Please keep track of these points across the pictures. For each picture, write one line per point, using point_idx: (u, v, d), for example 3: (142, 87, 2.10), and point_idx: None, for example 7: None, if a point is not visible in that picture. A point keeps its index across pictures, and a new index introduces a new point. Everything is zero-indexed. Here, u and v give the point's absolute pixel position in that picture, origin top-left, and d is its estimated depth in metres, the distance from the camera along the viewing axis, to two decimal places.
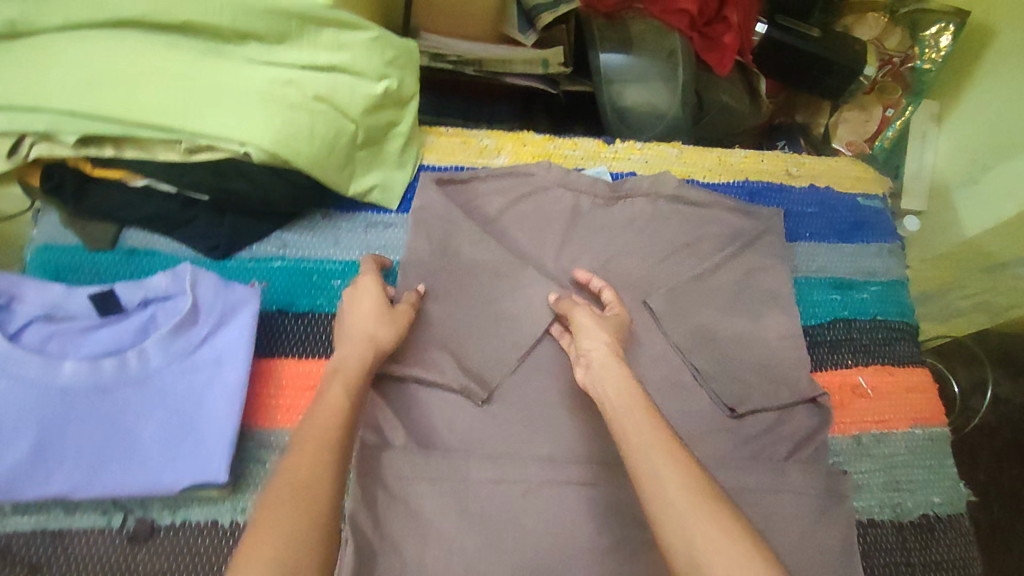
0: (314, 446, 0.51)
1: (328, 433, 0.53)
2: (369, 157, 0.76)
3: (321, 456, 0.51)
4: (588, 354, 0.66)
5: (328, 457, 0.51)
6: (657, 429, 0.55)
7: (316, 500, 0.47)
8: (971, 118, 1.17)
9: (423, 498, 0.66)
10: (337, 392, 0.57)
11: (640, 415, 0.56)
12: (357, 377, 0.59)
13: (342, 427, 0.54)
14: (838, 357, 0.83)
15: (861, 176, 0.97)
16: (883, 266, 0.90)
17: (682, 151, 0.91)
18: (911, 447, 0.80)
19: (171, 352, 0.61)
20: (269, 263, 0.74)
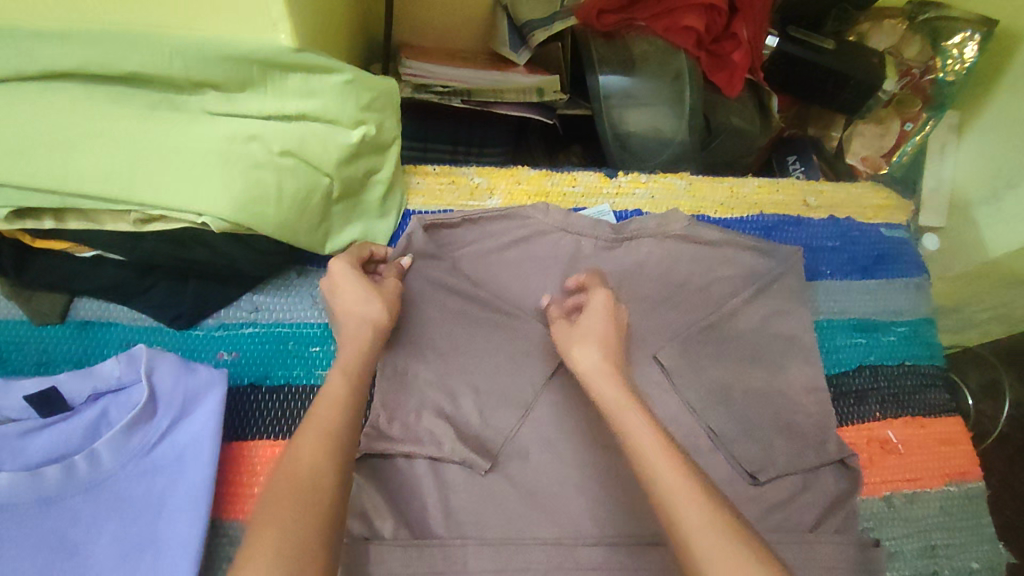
0: (317, 436, 0.50)
1: (318, 462, 0.48)
2: (347, 209, 0.68)
3: (306, 494, 0.46)
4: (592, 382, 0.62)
5: (331, 450, 0.49)
6: (661, 445, 0.56)
7: (316, 499, 0.46)
8: (993, 130, 1.10)
9: None
10: (326, 407, 0.52)
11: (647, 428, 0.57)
12: (354, 361, 0.56)
13: (345, 415, 0.52)
14: (865, 409, 0.76)
15: (884, 205, 0.89)
16: (908, 304, 0.84)
17: (690, 183, 0.84)
18: (946, 507, 0.74)
19: (126, 452, 0.54)
20: (240, 330, 0.67)
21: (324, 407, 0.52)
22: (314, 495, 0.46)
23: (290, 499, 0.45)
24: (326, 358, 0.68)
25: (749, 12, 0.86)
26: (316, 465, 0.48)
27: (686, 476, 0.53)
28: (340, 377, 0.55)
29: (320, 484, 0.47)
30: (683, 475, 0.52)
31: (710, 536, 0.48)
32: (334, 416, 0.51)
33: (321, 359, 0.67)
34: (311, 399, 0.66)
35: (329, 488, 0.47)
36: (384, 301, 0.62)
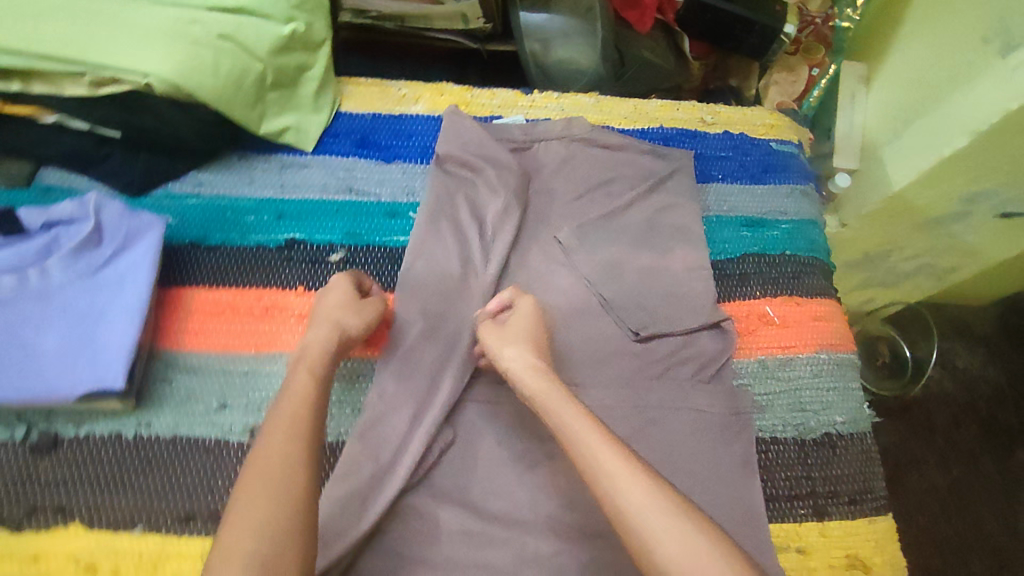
0: (288, 422, 0.56)
1: (287, 455, 0.54)
2: (281, 99, 0.79)
3: (278, 479, 0.53)
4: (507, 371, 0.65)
5: (303, 435, 0.56)
6: (617, 452, 0.54)
7: (294, 479, 0.53)
8: (893, 78, 1.22)
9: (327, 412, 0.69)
10: (292, 400, 0.58)
11: (597, 437, 0.55)
12: (320, 360, 0.62)
13: (314, 406, 0.59)
14: (747, 288, 0.85)
15: (775, 124, 0.99)
16: (794, 206, 0.93)
17: (598, 101, 0.94)
18: (816, 370, 0.82)
19: (75, 271, 0.64)
20: (185, 201, 0.77)
21: (291, 400, 0.58)
22: (285, 478, 0.53)
23: (265, 492, 0.52)
24: (259, 225, 0.78)
25: None
26: (284, 455, 0.54)
27: (629, 462, 0.53)
28: (305, 373, 0.61)
29: (289, 468, 0.53)
30: (621, 454, 0.54)
31: (649, 504, 0.50)
32: (302, 407, 0.58)
33: (255, 226, 0.78)
34: (243, 257, 0.76)
35: (302, 473, 0.54)
36: (361, 319, 0.67)
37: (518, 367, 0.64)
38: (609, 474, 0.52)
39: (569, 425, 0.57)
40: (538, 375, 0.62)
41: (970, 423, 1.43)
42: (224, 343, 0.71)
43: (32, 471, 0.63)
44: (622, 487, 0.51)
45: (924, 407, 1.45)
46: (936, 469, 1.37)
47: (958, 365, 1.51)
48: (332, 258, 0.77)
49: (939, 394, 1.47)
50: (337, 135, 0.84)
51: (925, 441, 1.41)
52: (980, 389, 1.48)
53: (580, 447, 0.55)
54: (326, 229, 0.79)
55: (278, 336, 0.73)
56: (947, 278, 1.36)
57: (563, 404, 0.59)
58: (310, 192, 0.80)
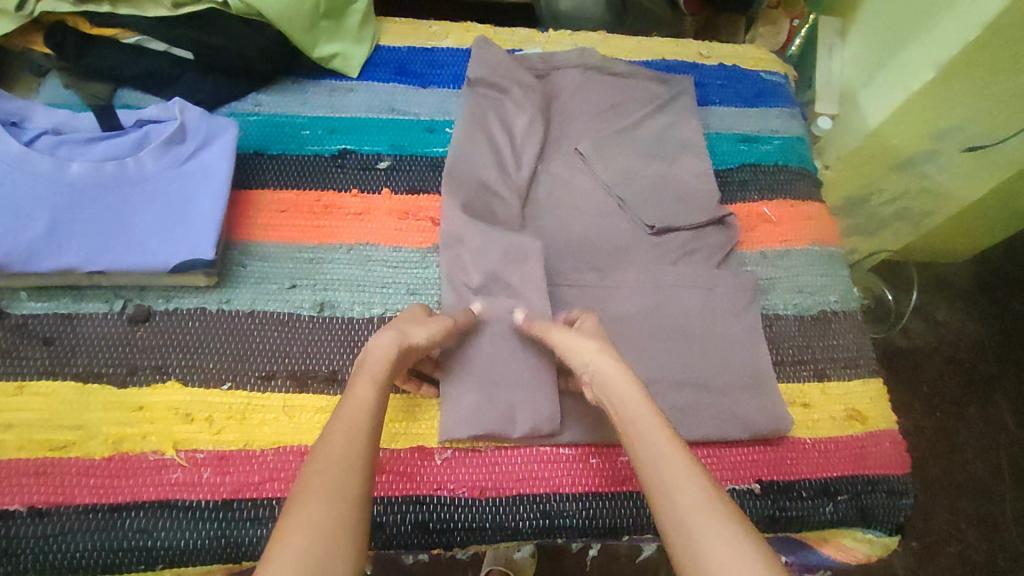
0: (347, 428, 0.57)
1: (343, 455, 0.54)
2: (332, 28, 0.89)
3: (335, 477, 0.52)
4: (585, 371, 0.67)
5: (360, 440, 0.56)
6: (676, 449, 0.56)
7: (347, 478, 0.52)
8: (865, 29, 1.34)
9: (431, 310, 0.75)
10: (354, 407, 0.59)
11: (659, 434, 0.57)
12: (384, 372, 0.63)
13: (373, 416, 0.59)
14: (746, 192, 0.96)
15: (763, 58, 1.10)
16: (784, 126, 1.04)
17: (606, 37, 1.05)
18: (810, 259, 0.92)
19: (164, 162, 0.73)
20: (248, 117, 0.87)
21: (354, 407, 0.59)
22: (347, 476, 0.53)
23: (328, 484, 0.51)
24: (313, 138, 0.87)
25: None
26: (345, 454, 0.54)
27: (686, 461, 0.55)
28: (370, 379, 0.62)
29: (349, 466, 0.54)
30: (677, 451, 0.55)
31: (698, 504, 0.51)
32: (362, 415, 0.58)
33: (310, 139, 0.87)
34: (301, 164, 0.85)
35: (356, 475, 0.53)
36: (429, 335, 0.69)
37: (597, 364, 0.66)
38: (667, 473, 0.54)
39: (639, 429, 0.58)
40: (621, 378, 0.64)
41: (954, 373, 1.54)
42: (291, 235, 0.80)
43: (130, 337, 0.71)
44: (675, 487, 0.53)
45: (911, 358, 1.56)
46: (921, 414, 1.49)
47: (940, 320, 1.62)
48: (380, 165, 0.87)
49: (925, 346, 1.58)
50: (378, 64, 0.94)
51: (912, 389, 1.52)
52: (961, 341, 1.59)
53: (638, 443, 0.57)
54: (373, 141, 0.88)
55: (337, 230, 0.82)
56: (922, 223, 1.47)
57: (638, 410, 0.60)
58: (357, 111, 0.90)
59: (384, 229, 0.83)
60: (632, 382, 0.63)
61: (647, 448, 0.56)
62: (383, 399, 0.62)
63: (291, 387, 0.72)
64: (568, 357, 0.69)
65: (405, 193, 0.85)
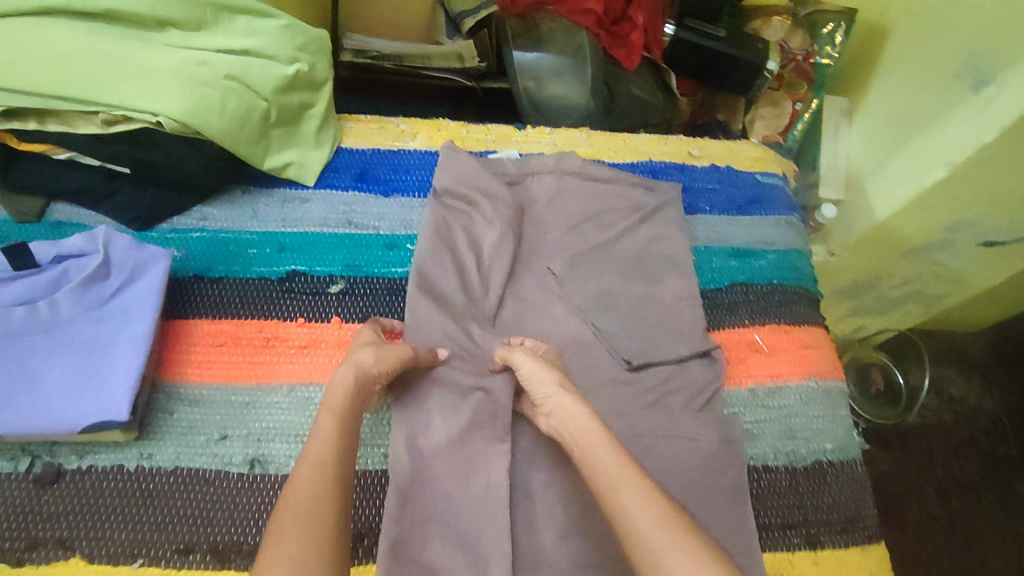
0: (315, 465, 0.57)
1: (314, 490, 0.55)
2: (285, 135, 0.82)
3: (306, 514, 0.54)
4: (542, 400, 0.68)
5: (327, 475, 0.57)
6: (626, 466, 0.58)
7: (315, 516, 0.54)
8: (874, 111, 1.26)
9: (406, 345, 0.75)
10: (318, 442, 0.60)
11: (609, 452, 0.60)
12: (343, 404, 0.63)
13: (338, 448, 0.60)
14: (736, 316, 0.87)
15: (760, 157, 1.03)
16: (780, 236, 0.96)
17: (589, 135, 0.98)
18: (805, 399, 0.83)
19: (81, 305, 0.66)
20: (190, 234, 0.79)
21: (316, 442, 0.59)
22: (315, 508, 0.54)
23: (300, 521, 0.53)
24: (261, 258, 0.80)
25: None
26: (312, 491, 0.55)
27: (639, 480, 0.57)
28: (331, 416, 0.62)
29: (319, 505, 0.55)
30: (626, 467, 0.58)
31: (660, 527, 0.52)
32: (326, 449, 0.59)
33: (257, 259, 0.79)
34: (244, 289, 0.77)
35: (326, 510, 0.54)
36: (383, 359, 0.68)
37: (557, 399, 0.67)
38: (628, 506, 0.55)
39: (602, 464, 0.59)
40: (575, 413, 0.65)
41: (970, 456, 1.44)
42: (227, 373, 0.73)
43: (34, 503, 0.64)
44: (629, 510, 0.54)
45: (926, 440, 1.45)
46: (934, 502, 1.37)
47: (954, 396, 1.52)
48: (332, 289, 0.79)
49: (938, 427, 1.47)
50: (339, 169, 0.87)
51: (925, 474, 1.41)
52: (977, 420, 1.48)
53: (594, 464, 0.59)
54: (326, 261, 0.81)
55: (278, 367, 0.74)
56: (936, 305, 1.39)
57: (597, 444, 0.61)
58: (311, 225, 0.83)
59: (329, 366, 0.75)
60: (591, 419, 0.64)
61: (607, 482, 0.57)
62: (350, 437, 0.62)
63: (209, 564, 0.63)
64: (528, 385, 0.70)
65: (357, 322, 0.78)
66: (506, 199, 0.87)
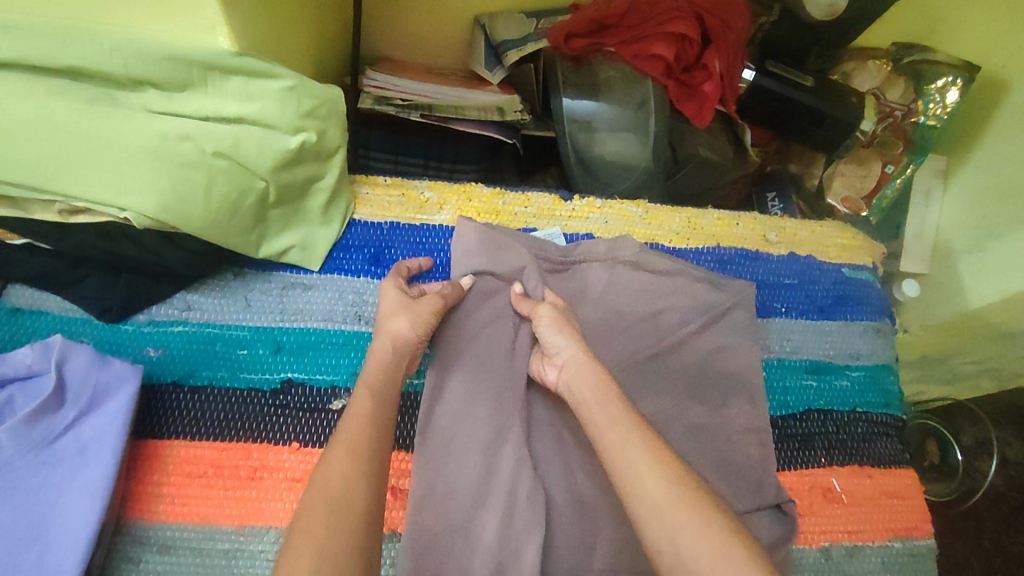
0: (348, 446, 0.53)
1: (346, 482, 0.50)
2: (286, 215, 0.69)
3: (339, 507, 0.49)
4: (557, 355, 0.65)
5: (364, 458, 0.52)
6: (632, 426, 0.55)
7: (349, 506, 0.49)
8: (979, 175, 1.07)
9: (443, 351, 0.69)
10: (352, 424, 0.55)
11: (614, 412, 0.57)
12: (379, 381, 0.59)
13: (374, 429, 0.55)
14: (810, 454, 0.73)
15: (848, 244, 0.87)
16: (867, 347, 0.80)
17: (647, 211, 0.83)
18: (887, 564, 0.70)
19: (26, 442, 0.54)
20: (171, 329, 0.67)
21: (350, 422, 0.55)
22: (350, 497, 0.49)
23: (326, 511, 0.48)
24: (252, 361, 0.67)
25: (720, 44, 0.86)
26: (344, 475, 0.51)
27: (647, 442, 0.53)
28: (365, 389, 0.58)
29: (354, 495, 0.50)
30: (630, 425, 0.55)
31: (671, 493, 0.49)
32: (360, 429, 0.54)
33: (248, 363, 0.67)
34: (230, 402, 0.65)
35: (360, 494, 0.50)
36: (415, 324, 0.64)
37: (573, 355, 0.63)
38: (636, 467, 0.51)
39: (616, 434, 0.54)
40: (590, 373, 0.61)
41: None
42: (204, 512, 0.61)
43: None
44: (638, 475, 0.51)
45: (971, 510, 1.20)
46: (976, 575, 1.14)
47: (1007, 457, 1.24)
48: (333, 406, 0.66)
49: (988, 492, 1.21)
50: (349, 249, 0.74)
51: (967, 542, 1.18)
52: None
53: (598, 433, 0.56)
54: (329, 367, 0.68)
55: (264, 507, 0.61)
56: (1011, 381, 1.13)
57: (610, 413, 0.56)
58: (313, 320, 0.70)
59: None
60: (600, 382, 0.60)
61: (614, 446, 0.54)
62: (391, 453, 0.55)
63: None
64: (543, 336, 0.66)
65: None
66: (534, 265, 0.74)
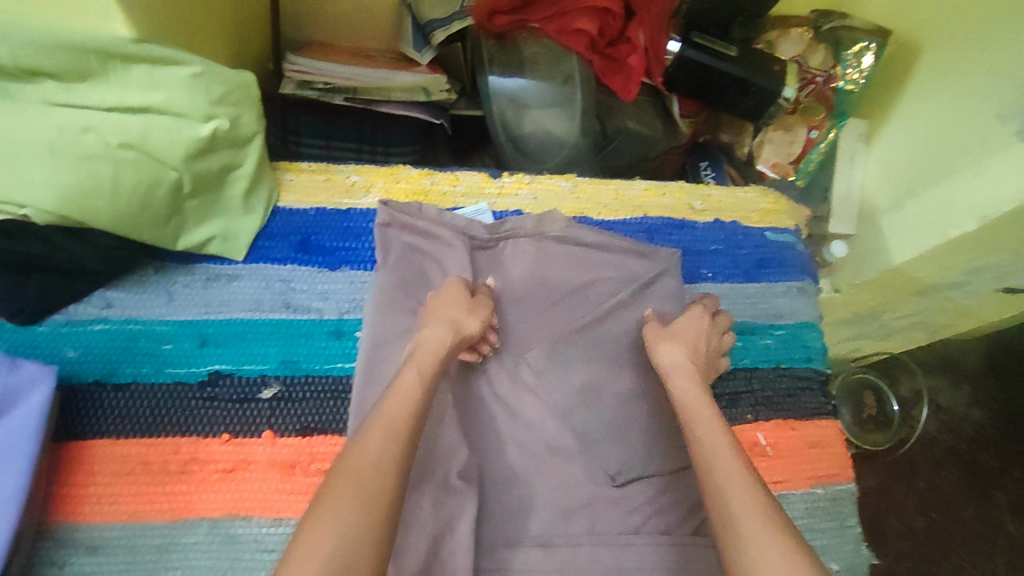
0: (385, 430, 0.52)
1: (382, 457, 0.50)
2: (204, 206, 0.67)
3: (368, 492, 0.48)
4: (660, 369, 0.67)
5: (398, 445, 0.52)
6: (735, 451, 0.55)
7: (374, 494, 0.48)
8: (898, 138, 1.11)
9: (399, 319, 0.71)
10: (396, 407, 0.54)
11: (719, 433, 0.58)
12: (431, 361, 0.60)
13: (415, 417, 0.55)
14: (737, 411, 0.76)
15: (771, 209, 0.90)
16: (789, 307, 0.84)
17: (575, 185, 0.84)
18: (811, 510, 0.74)
19: None
20: (89, 328, 0.66)
21: (396, 404, 0.55)
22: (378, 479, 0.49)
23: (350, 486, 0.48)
24: (177, 356, 0.66)
25: (644, 16, 0.88)
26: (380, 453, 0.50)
27: (749, 470, 0.54)
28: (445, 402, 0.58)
29: (381, 479, 0.49)
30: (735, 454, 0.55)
31: (753, 517, 0.49)
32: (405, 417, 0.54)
33: (174, 357, 0.66)
34: (157, 398, 0.64)
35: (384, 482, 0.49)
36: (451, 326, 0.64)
37: (678, 370, 0.66)
38: (729, 488, 0.52)
39: (718, 465, 0.55)
40: (691, 390, 0.63)
41: (952, 467, 1.28)
42: (132, 509, 0.60)
43: None
44: (731, 496, 0.52)
45: (909, 455, 1.29)
46: (913, 515, 1.24)
47: (939, 404, 1.33)
48: (263, 395, 0.66)
49: (922, 437, 1.30)
50: (275, 237, 0.73)
51: (905, 485, 1.27)
52: (962, 431, 1.30)
53: (705, 447, 0.57)
54: (257, 357, 0.68)
55: (197, 499, 0.62)
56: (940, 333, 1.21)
57: (718, 443, 0.56)
58: (239, 311, 0.69)
59: (259, 494, 0.63)
60: (702, 392, 0.63)
61: (709, 465, 0.55)
62: None
63: None
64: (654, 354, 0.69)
65: (292, 437, 0.65)
66: (460, 242, 0.75)
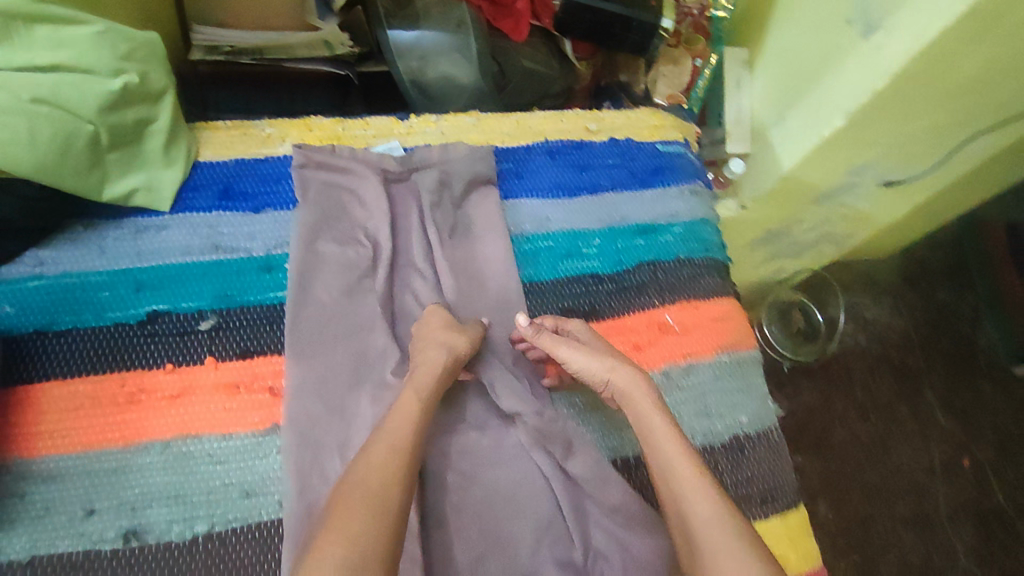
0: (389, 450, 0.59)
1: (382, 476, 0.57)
2: (124, 158, 0.72)
3: (376, 500, 0.55)
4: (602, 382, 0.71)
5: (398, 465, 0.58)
6: (686, 456, 0.63)
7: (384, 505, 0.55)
8: (775, 56, 1.16)
9: (324, 245, 0.77)
10: (403, 422, 0.62)
11: (671, 441, 0.65)
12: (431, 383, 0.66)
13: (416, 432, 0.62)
14: (645, 298, 0.85)
15: (658, 125, 0.99)
16: (684, 207, 0.93)
17: (479, 119, 0.91)
18: (718, 373, 0.83)
19: None
20: (24, 284, 0.69)
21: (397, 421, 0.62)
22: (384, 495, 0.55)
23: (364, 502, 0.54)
24: (114, 301, 0.70)
25: None
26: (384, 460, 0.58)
27: (704, 478, 0.62)
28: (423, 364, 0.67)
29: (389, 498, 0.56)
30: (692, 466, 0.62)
31: (718, 522, 0.58)
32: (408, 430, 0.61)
33: (111, 302, 0.70)
34: (98, 340, 0.68)
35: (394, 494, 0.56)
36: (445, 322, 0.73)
37: (620, 381, 0.70)
38: (687, 497, 0.60)
39: (674, 478, 0.62)
40: (644, 395, 0.69)
41: (885, 373, 1.42)
42: (86, 439, 0.64)
43: None
44: (688, 502, 0.60)
45: (842, 362, 1.42)
46: (857, 421, 1.37)
47: (867, 318, 1.48)
48: (201, 326, 0.71)
49: (855, 349, 1.44)
50: (198, 188, 0.78)
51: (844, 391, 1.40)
52: (891, 338, 1.46)
53: (658, 455, 0.64)
54: (192, 295, 0.72)
55: (148, 424, 0.66)
56: (846, 242, 1.34)
57: (676, 456, 0.64)
58: (171, 257, 0.74)
59: (207, 414, 0.67)
60: (653, 396, 0.69)
61: (666, 475, 0.63)
62: None
63: None
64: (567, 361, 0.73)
65: (234, 360, 0.70)
66: (373, 174, 0.82)
